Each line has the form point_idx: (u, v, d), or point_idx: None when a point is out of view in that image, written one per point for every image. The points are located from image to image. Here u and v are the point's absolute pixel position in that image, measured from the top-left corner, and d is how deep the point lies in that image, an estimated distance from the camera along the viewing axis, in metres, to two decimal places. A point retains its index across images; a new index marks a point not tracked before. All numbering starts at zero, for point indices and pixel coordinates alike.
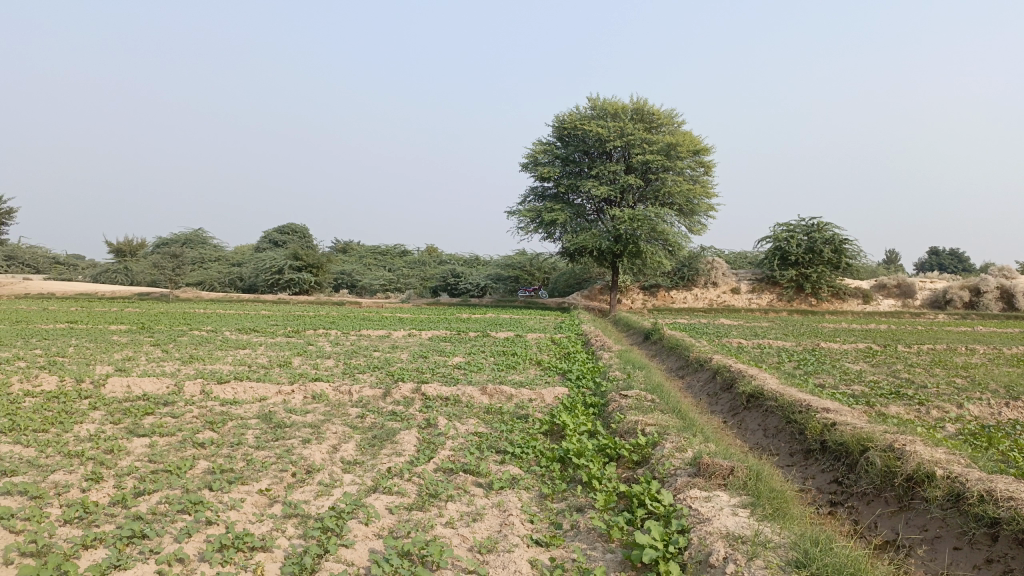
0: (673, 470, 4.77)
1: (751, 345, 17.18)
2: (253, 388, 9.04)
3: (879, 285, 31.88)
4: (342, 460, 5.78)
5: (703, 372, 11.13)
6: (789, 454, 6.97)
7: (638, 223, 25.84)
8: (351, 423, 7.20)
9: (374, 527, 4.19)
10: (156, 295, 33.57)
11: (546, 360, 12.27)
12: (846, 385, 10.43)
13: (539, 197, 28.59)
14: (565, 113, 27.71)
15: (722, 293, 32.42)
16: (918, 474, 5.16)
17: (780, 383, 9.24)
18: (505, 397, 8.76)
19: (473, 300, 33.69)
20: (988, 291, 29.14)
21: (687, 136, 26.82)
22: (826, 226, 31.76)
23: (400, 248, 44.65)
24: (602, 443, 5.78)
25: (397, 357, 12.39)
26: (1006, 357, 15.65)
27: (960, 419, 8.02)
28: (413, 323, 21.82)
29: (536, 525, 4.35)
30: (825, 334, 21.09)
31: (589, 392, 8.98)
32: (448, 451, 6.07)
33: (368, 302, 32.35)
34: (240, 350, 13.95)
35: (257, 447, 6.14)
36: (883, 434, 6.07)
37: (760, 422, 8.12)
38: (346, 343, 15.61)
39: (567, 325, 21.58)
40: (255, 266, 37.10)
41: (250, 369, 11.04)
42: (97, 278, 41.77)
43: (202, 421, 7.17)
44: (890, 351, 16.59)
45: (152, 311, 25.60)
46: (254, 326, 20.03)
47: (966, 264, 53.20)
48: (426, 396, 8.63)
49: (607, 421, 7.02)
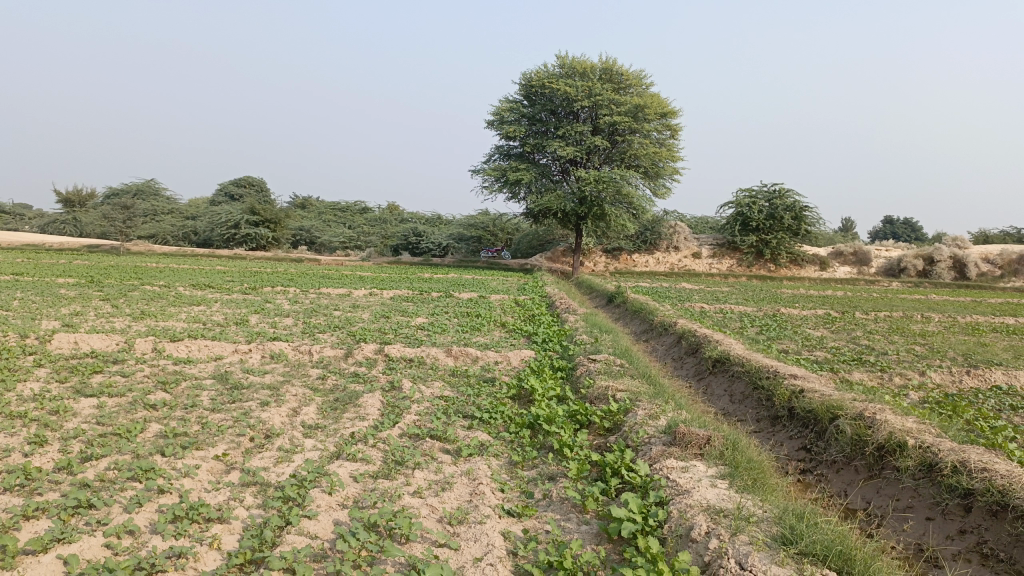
0: (647, 438, 4.65)
1: (714, 310, 17.26)
2: (208, 347, 8.71)
3: (836, 252, 32.32)
4: (302, 424, 5.55)
5: (668, 336, 11.09)
6: (755, 420, 6.94)
7: (604, 184, 25.65)
8: (312, 385, 6.95)
9: (337, 496, 3.99)
10: (107, 248, 32.51)
11: (511, 322, 12.12)
12: (809, 351, 10.50)
13: (503, 157, 28.19)
14: (532, 71, 27.17)
15: (684, 258, 32.56)
16: (889, 444, 5.13)
17: (745, 349, 9.22)
18: (471, 359, 8.58)
19: (435, 260, 33.35)
20: (941, 261, 29.74)
21: (654, 98, 26.58)
22: (787, 193, 31.98)
23: (361, 205, 43.89)
24: (572, 409, 5.64)
25: (359, 317, 12.11)
26: (961, 326, 15.97)
27: (922, 387, 8.10)
28: (374, 282, 21.45)
29: (507, 494, 4.21)
30: (784, 300, 21.29)
31: (555, 355, 8.85)
32: (413, 415, 5.88)
33: (328, 259, 31.80)
34: (195, 307, 13.50)
35: (212, 410, 5.87)
36: (852, 402, 6.05)
37: (726, 388, 8.09)
38: (306, 302, 15.23)
39: (530, 286, 21.44)
40: (211, 221, 36.15)
41: (205, 327, 10.67)
42: (45, 228, 40.32)
43: (155, 381, 6.85)
44: (848, 318, 16.81)
45: (102, 264, 24.76)
46: (209, 281, 19.50)
47: (918, 234, 54.37)
48: (389, 358, 8.41)
49: (576, 386, 6.90)
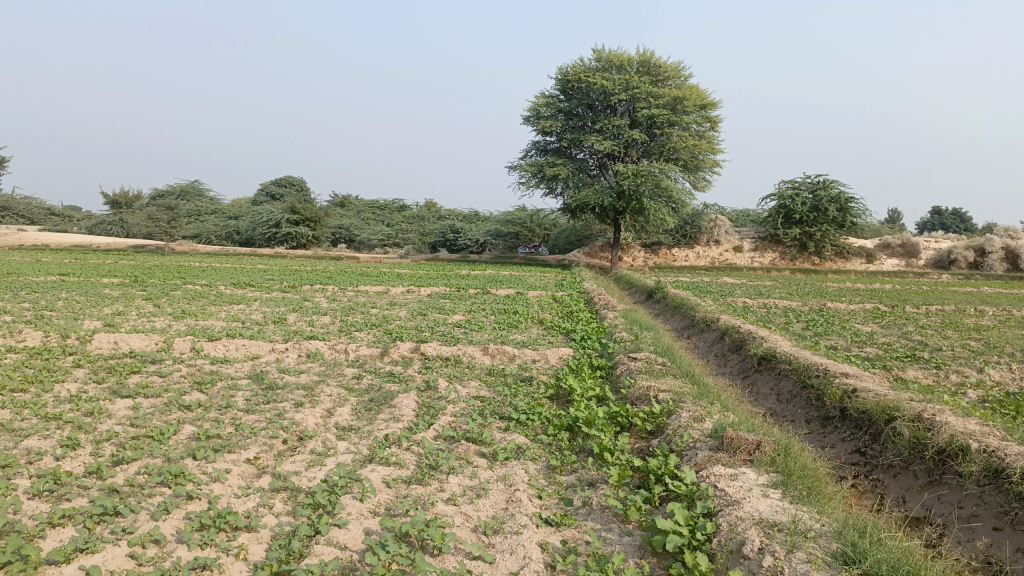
0: (693, 443, 4.42)
1: (757, 304, 16.85)
2: (245, 347, 8.68)
3: (883, 245, 31.42)
4: (336, 425, 5.43)
5: (710, 333, 10.78)
6: (805, 421, 6.65)
7: (642, 178, 25.27)
8: (347, 385, 6.85)
9: (369, 503, 3.85)
10: (152, 248, 33.10)
11: (549, 319, 11.92)
12: (859, 347, 10.10)
13: (541, 152, 27.96)
14: (569, 65, 26.89)
15: (725, 252, 31.97)
16: (951, 447, 4.81)
17: (792, 346, 8.88)
18: (508, 358, 8.41)
19: (472, 256, 33.28)
20: (994, 251, 28.69)
21: (693, 90, 26.12)
22: (831, 184, 31.18)
23: (399, 203, 44.02)
24: (613, 410, 5.43)
25: (395, 314, 12.02)
26: (1019, 319, 15.30)
27: (982, 385, 7.70)
28: (412, 280, 21.39)
29: (545, 502, 4.02)
30: (830, 294, 20.68)
31: (595, 353, 8.63)
32: (449, 416, 5.72)
33: (366, 257, 31.94)
34: (235, 306, 13.56)
35: (246, 411, 5.79)
36: (910, 402, 5.73)
37: (773, 387, 7.79)
38: (343, 300, 15.23)
39: (568, 282, 21.18)
40: (252, 220, 36.59)
41: (243, 326, 10.68)
42: (93, 229, 41.27)
43: (190, 381, 6.82)
44: (898, 313, 16.25)
45: (147, 264, 25.18)
46: (249, 280, 19.65)
47: (968, 224, 52.67)
48: (426, 356, 8.29)
49: (617, 386, 6.67)
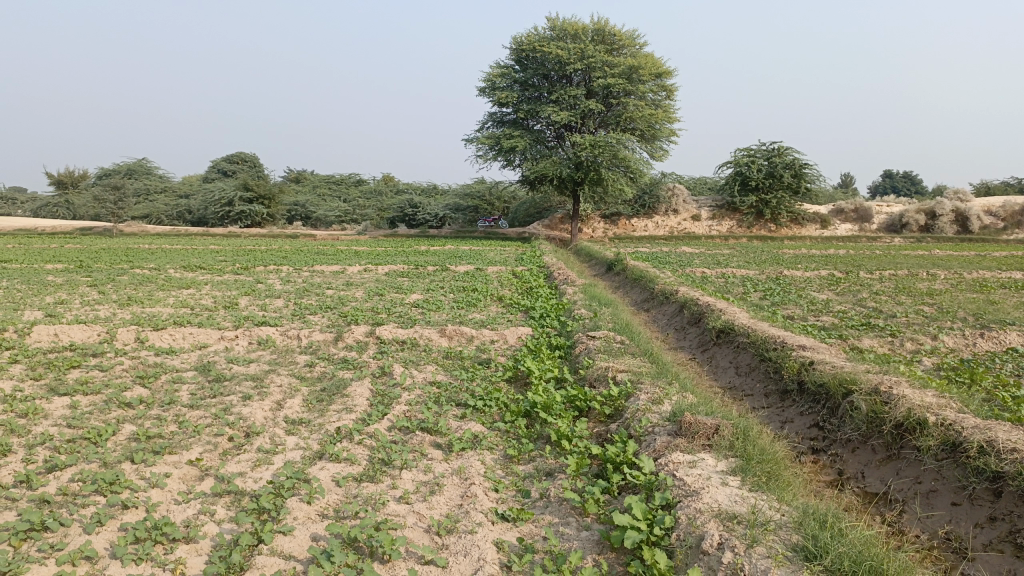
0: (651, 428, 4.33)
1: (715, 274, 16.92)
2: (193, 335, 8.37)
3: (837, 210, 31.87)
4: (286, 419, 5.23)
5: (669, 305, 10.75)
6: (763, 395, 6.64)
7: (600, 149, 25.14)
8: (298, 374, 6.63)
9: (317, 505, 3.69)
10: (99, 230, 32.04)
11: (508, 296, 11.78)
12: (815, 316, 10.16)
13: (497, 124, 27.60)
14: (523, 34, 26.49)
15: (683, 220, 32.10)
16: (909, 421, 4.81)
17: (750, 318, 8.87)
18: (465, 339, 8.25)
19: (431, 231, 32.93)
20: (944, 214, 29.27)
21: (648, 58, 25.96)
22: (786, 150, 31.51)
23: (355, 178, 43.30)
24: (570, 394, 5.33)
25: (351, 295, 11.76)
26: (968, 282, 15.62)
27: (937, 352, 7.78)
28: (369, 257, 21.02)
29: (501, 494, 3.90)
30: (786, 261, 20.87)
31: (553, 332, 8.51)
32: (404, 405, 5.55)
33: (324, 234, 31.36)
34: (185, 290, 13.14)
35: (191, 407, 5.55)
36: (866, 375, 5.72)
37: (732, 360, 7.77)
38: (298, 281, 14.87)
39: (528, 256, 21.01)
40: (204, 198, 35.63)
41: (192, 312, 10.32)
42: (37, 212, 39.83)
43: (133, 376, 6.53)
44: (852, 278, 16.45)
45: (94, 247, 24.35)
46: (201, 262, 19.11)
47: (919, 188, 53.83)
48: (381, 340, 8.08)
49: (575, 367, 6.57)
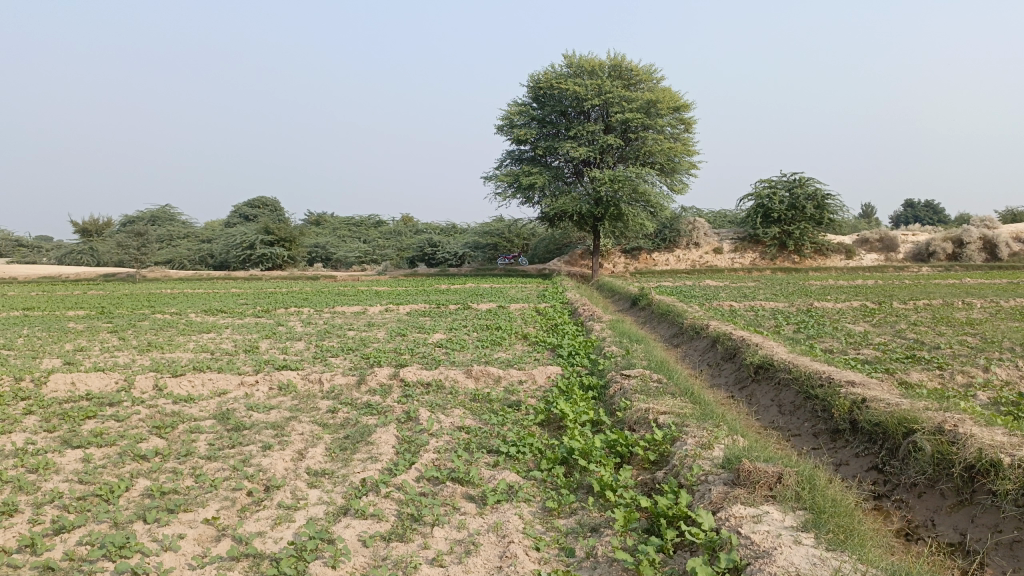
0: (704, 476, 3.97)
1: (743, 308, 16.54)
2: (212, 381, 8.11)
3: (861, 240, 31.35)
4: (307, 471, 4.91)
5: (701, 340, 10.39)
6: (812, 435, 6.24)
7: (619, 184, 24.97)
8: (321, 421, 6.33)
9: (343, 570, 3.37)
10: (122, 276, 32.22)
11: (534, 334, 11.47)
12: (855, 349, 9.74)
13: (515, 161, 27.57)
14: (540, 72, 26.55)
15: (704, 254, 31.77)
16: (981, 463, 4.42)
17: (789, 352, 8.47)
18: (493, 380, 7.92)
19: (451, 270, 32.79)
20: (972, 242, 28.68)
21: (666, 92, 25.96)
22: (808, 180, 30.93)
23: (374, 218, 43.48)
24: (610, 438, 4.98)
25: (373, 336, 11.51)
26: (1008, 310, 15.08)
27: (991, 386, 7.35)
28: (390, 297, 20.86)
29: (544, 553, 3.56)
30: (814, 292, 20.43)
31: (584, 371, 8.17)
32: (432, 453, 5.23)
33: (344, 275, 31.30)
34: (204, 335, 12.95)
35: (208, 458, 5.27)
36: (927, 412, 5.32)
37: (773, 397, 7.38)
38: (319, 322, 14.67)
39: (550, 292, 20.76)
40: (226, 242, 35.81)
41: (211, 357, 10.10)
42: (63, 260, 40.31)
43: (149, 426, 6.27)
44: (886, 309, 15.96)
45: (116, 293, 24.40)
46: (222, 306, 19.02)
47: (941, 216, 53.06)
48: (406, 383, 7.78)
49: (611, 409, 6.22)
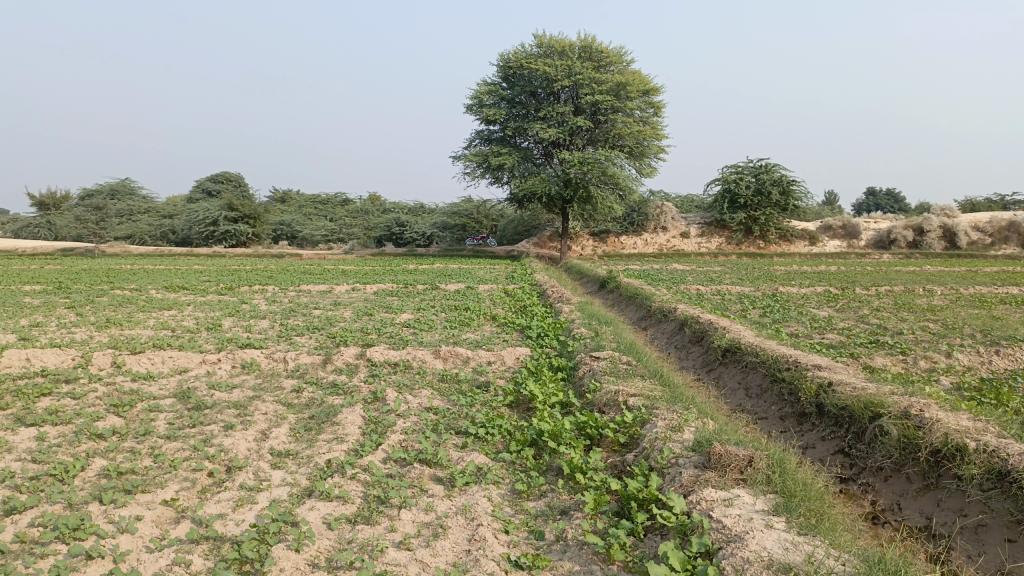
0: (675, 459, 3.95)
1: (710, 291, 16.66)
2: (173, 359, 7.91)
3: (825, 227, 31.79)
4: (270, 451, 4.80)
5: (668, 323, 10.42)
6: (779, 418, 6.28)
7: (589, 166, 24.93)
8: (285, 401, 6.20)
9: (307, 553, 3.28)
10: (80, 251, 31.42)
11: (502, 314, 11.42)
12: (820, 334, 9.85)
13: (485, 141, 27.35)
14: (510, 52, 26.32)
15: (672, 238, 31.96)
16: (947, 448, 4.47)
17: (756, 336, 8.53)
18: (461, 360, 7.85)
19: (419, 249, 32.56)
20: (931, 230, 29.24)
21: (635, 76, 25.80)
22: (774, 167, 31.32)
23: (341, 197, 42.95)
24: (580, 421, 4.94)
25: (339, 315, 11.35)
26: (966, 298, 15.40)
27: (952, 371, 7.47)
28: (357, 276, 20.64)
29: (514, 537, 3.50)
30: (779, 277, 20.66)
31: (553, 352, 8.13)
32: (399, 434, 5.14)
33: (310, 254, 30.89)
34: (166, 312, 12.65)
35: (168, 438, 5.12)
36: (893, 396, 5.37)
37: (741, 381, 7.42)
38: (284, 301, 14.43)
39: (518, 274, 20.70)
40: (188, 218, 35.09)
41: (173, 334, 9.86)
42: (18, 233, 39.18)
43: (106, 404, 6.07)
44: (849, 295, 16.19)
45: (73, 268, 23.77)
46: (184, 283, 18.65)
47: (902, 205, 54.07)
48: (373, 363, 7.66)
49: (581, 390, 6.18)
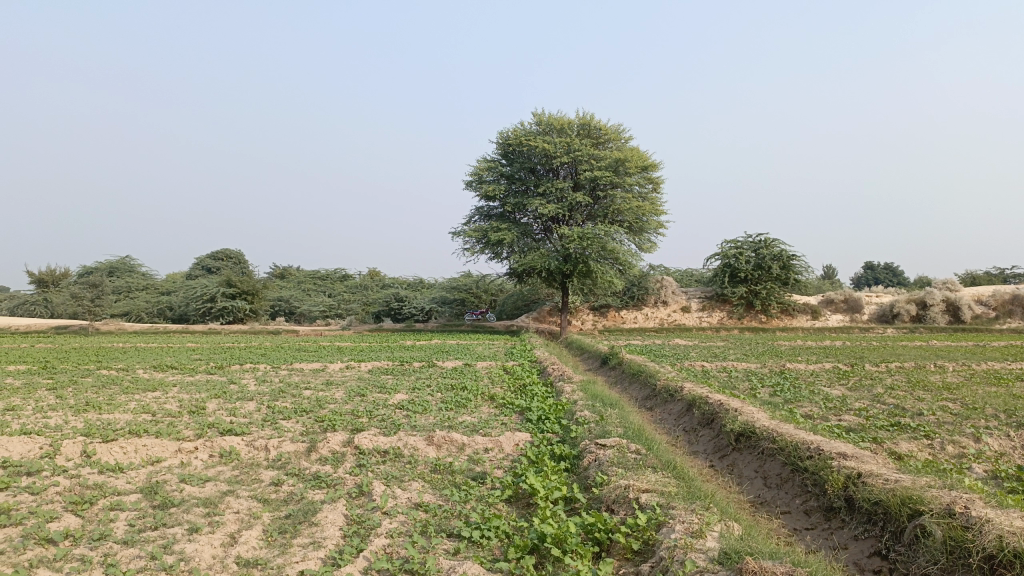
0: (699, 574, 3.46)
1: (715, 368, 16.10)
2: (147, 448, 7.36)
3: (827, 301, 31.39)
4: (237, 561, 4.25)
5: (675, 404, 9.88)
6: (803, 514, 5.72)
7: (588, 241, 24.74)
8: (261, 496, 5.64)
9: None
10: (75, 329, 30.95)
11: (500, 395, 10.88)
12: (836, 415, 9.30)
13: (484, 217, 27.29)
14: (510, 129, 26.55)
15: (673, 312, 31.54)
16: (1003, 553, 3.94)
17: (771, 419, 7.98)
18: (457, 447, 7.30)
19: (417, 325, 32.09)
20: (934, 304, 28.86)
21: (634, 151, 25.96)
22: (774, 242, 31.23)
23: (341, 272, 42.78)
24: (587, 522, 4.40)
25: (329, 397, 10.81)
26: (981, 374, 14.84)
27: (985, 457, 6.93)
28: (352, 353, 20.13)
29: None
30: (785, 353, 20.14)
31: (555, 439, 7.56)
32: (384, 538, 4.59)
33: (306, 330, 30.42)
34: (149, 393, 12.08)
35: (124, 544, 4.57)
36: (931, 490, 4.84)
37: (758, 469, 6.87)
38: (275, 380, 13.89)
39: (517, 350, 20.19)
40: (186, 295, 34.77)
41: (152, 419, 9.29)
42: (14, 310, 38.78)
43: (64, 501, 5.51)
44: (860, 371, 15.64)
45: (64, 346, 23.26)
46: (174, 361, 18.08)
47: (901, 278, 53.98)
48: (361, 451, 7.11)
49: (586, 484, 5.63)
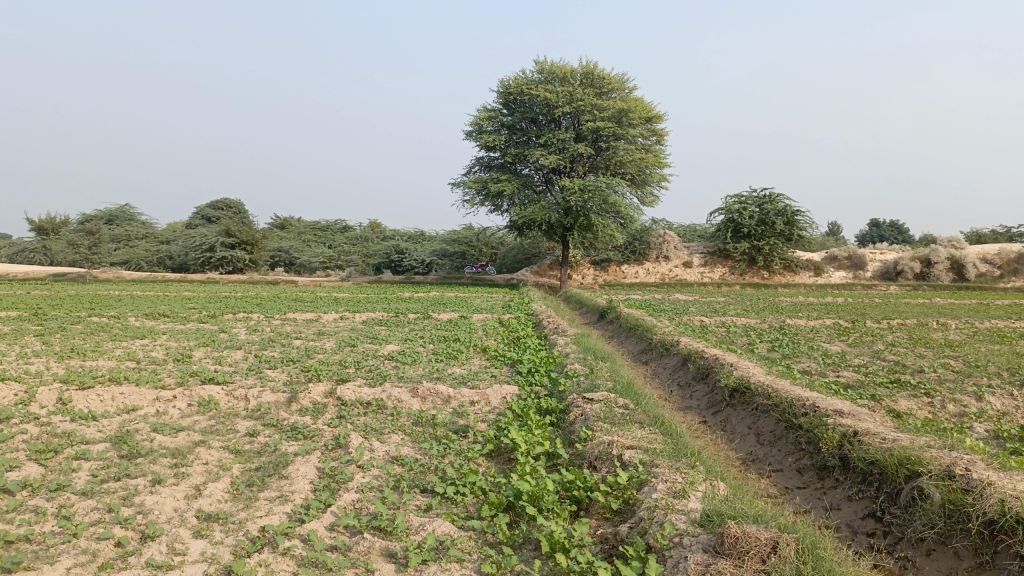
0: (678, 538, 3.28)
1: (715, 323, 15.83)
2: (124, 396, 7.16)
3: (830, 257, 31.02)
4: (197, 515, 4.04)
5: (670, 358, 9.67)
6: (796, 472, 5.52)
7: (589, 194, 24.28)
8: (233, 447, 5.43)
9: None
10: (73, 277, 30.74)
11: (493, 347, 10.66)
12: (834, 372, 9.07)
13: (485, 169, 26.82)
14: (511, 78, 25.87)
15: (675, 267, 31.20)
16: (1005, 519, 3.72)
17: (767, 374, 7.74)
18: (442, 400, 7.09)
19: (417, 277, 31.84)
20: (939, 262, 28.46)
21: (639, 102, 25.33)
22: (778, 197, 30.74)
23: (341, 224, 42.41)
24: (566, 480, 4.20)
25: (319, 348, 10.59)
26: (985, 333, 14.58)
27: (986, 417, 6.70)
28: (349, 304, 19.94)
29: None
30: (785, 309, 19.87)
31: (543, 392, 7.36)
32: (353, 492, 4.38)
33: (306, 280, 30.20)
34: (138, 341, 11.87)
35: (82, 495, 4.37)
36: (930, 450, 4.61)
37: (751, 425, 6.66)
38: (267, 330, 13.71)
39: (515, 304, 19.94)
40: (186, 244, 34.48)
41: (134, 367, 9.09)
42: (14, 257, 38.56)
43: (28, 449, 5.30)
44: (861, 328, 15.38)
45: (60, 294, 23.08)
46: (167, 310, 17.87)
47: (906, 237, 53.50)
48: (342, 402, 6.90)
49: (571, 440, 5.42)
